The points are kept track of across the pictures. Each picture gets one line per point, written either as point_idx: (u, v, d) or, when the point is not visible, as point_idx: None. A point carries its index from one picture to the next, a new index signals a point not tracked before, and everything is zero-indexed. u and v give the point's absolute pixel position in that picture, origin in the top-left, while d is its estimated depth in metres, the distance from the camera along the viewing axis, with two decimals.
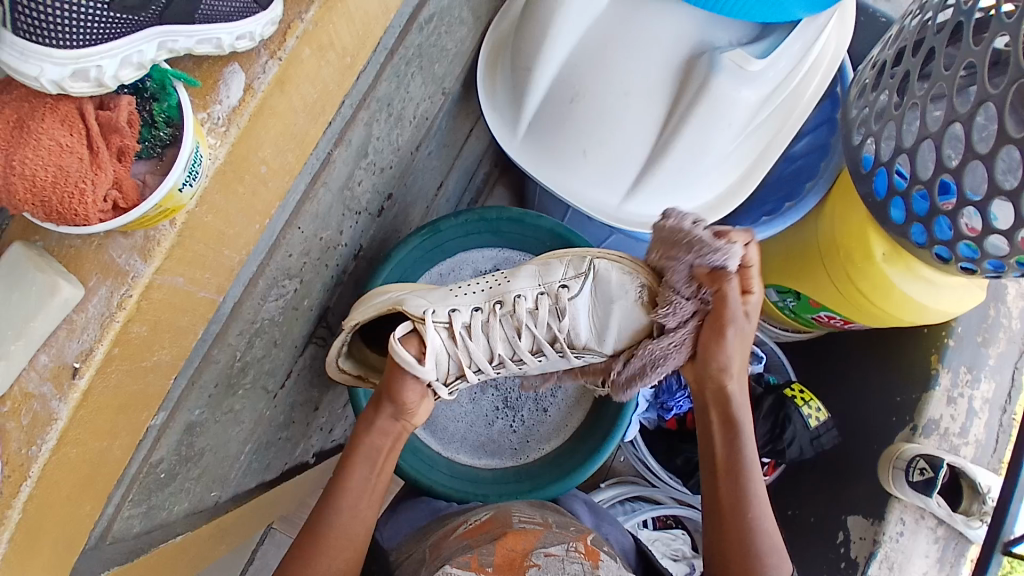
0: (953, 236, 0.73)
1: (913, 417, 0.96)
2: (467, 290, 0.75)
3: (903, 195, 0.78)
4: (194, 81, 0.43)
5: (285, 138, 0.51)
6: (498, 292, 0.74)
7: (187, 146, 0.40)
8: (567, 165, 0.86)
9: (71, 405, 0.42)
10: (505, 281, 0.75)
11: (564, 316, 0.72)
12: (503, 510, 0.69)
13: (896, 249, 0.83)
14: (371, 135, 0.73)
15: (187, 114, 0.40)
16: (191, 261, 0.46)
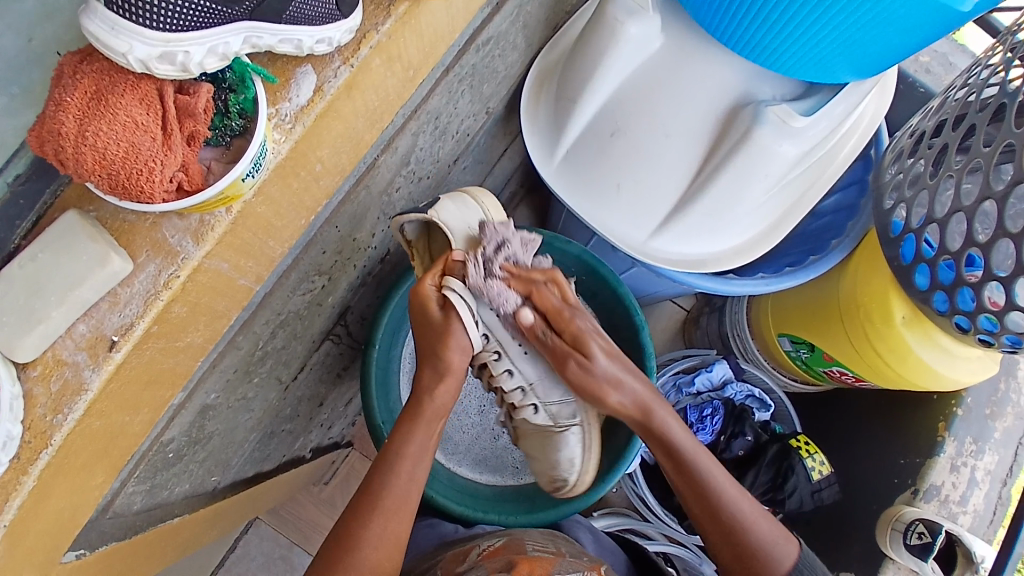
0: (975, 308, 0.74)
1: (914, 480, 0.95)
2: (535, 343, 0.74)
3: (929, 263, 0.79)
4: (272, 79, 0.45)
5: (344, 140, 0.52)
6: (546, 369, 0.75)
7: (257, 139, 0.42)
8: (600, 196, 0.87)
9: (104, 376, 0.43)
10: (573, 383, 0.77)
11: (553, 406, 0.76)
12: (515, 538, 0.68)
13: (916, 313, 0.85)
14: (415, 145, 0.75)
15: (262, 105, 0.42)
16: (238, 248, 0.47)
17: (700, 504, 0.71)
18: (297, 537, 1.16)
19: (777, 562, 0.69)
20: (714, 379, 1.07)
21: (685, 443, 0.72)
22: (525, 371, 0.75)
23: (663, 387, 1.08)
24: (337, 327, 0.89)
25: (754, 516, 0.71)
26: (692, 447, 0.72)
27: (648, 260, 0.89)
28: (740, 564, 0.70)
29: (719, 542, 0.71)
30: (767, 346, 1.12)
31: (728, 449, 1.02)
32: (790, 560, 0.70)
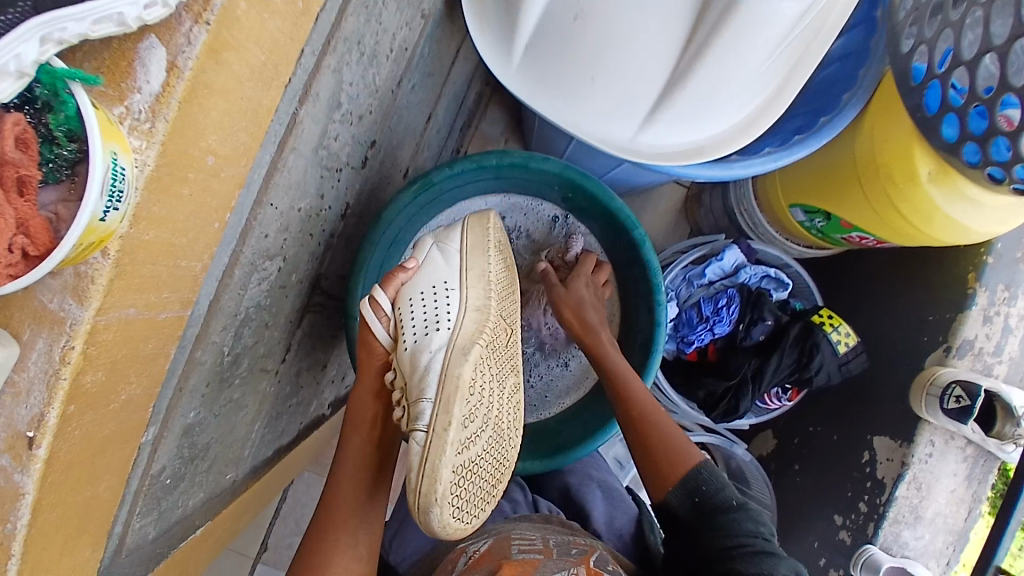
0: (1011, 157, 0.65)
1: (946, 338, 0.92)
2: (413, 327, 0.68)
3: (958, 113, 0.69)
4: (95, 79, 0.34)
5: (231, 117, 0.42)
6: (417, 348, 0.66)
7: (97, 166, 0.32)
8: (575, 94, 0.76)
9: (38, 476, 0.37)
10: (450, 371, 0.63)
11: (420, 388, 0.64)
12: (503, 536, 0.67)
13: (943, 166, 0.76)
14: (340, 83, 0.63)
15: (89, 124, 0.32)
16: (141, 286, 0.39)
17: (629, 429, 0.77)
18: None
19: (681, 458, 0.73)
20: (726, 267, 1.01)
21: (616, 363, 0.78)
22: (403, 367, 0.67)
23: (672, 283, 1.03)
24: (315, 297, 0.82)
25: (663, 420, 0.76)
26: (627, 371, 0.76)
27: (639, 158, 0.78)
28: (653, 466, 0.74)
29: (644, 459, 0.75)
30: (778, 218, 1.06)
31: (748, 337, 0.97)
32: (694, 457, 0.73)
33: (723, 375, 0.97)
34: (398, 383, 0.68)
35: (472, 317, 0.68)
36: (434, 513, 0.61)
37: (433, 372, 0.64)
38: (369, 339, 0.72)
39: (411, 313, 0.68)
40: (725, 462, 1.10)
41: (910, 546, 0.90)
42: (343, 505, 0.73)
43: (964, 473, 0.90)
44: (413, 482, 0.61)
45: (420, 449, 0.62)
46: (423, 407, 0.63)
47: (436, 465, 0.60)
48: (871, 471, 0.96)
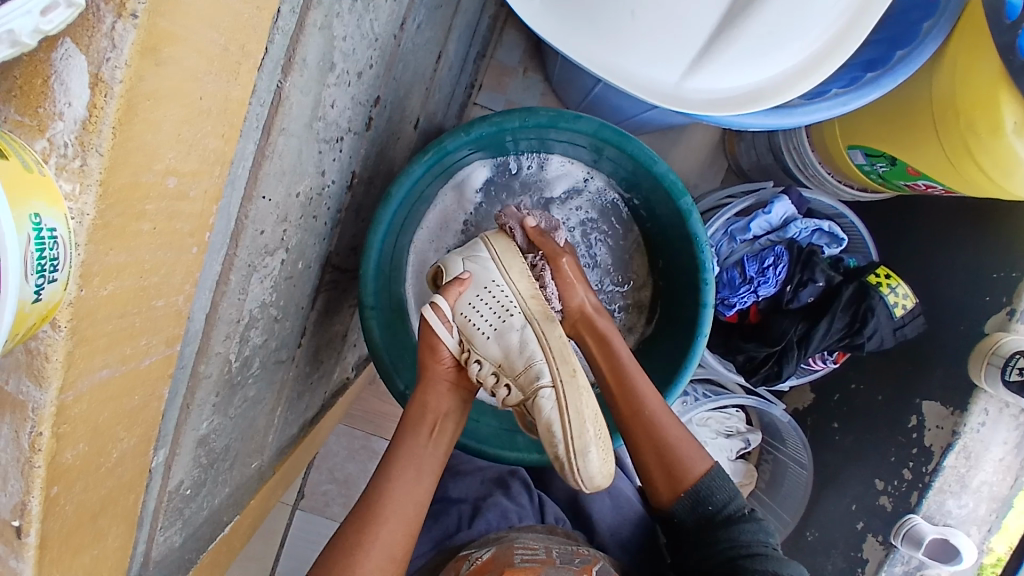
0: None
1: (1012, 299, 0.86)
2: (482, 320, 0.68)
3: None
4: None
5: (193, 126, 0.33)
6: (503, 327, 0.68)
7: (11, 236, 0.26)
8: (610, 32, 0.63)
9: (35, 559, 0.33)
10: (545, 328, 0.68)
11: (528, 356, 0.67)
12: (505, 544, 0.65)
13: None
14: (332, 40, 0.51)
15: None
16: (111, 343, 0.33)
17: (633, 432, 0.70)
18: (372, 429, 1.15)
19: (690, 462, 0.69)
20: (774, 221, 0.91)
21: (624, 362, 0.71)
22: (492, 355, 0.68)
23: (713, 238, 0.94)
24: (327, 275, 0.76)
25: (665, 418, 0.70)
26: (631, 367, 0.70)
27: (686, 109, 0.65)
28: (670, 484, 0.69)
29: (661, 479, 0.70)
30: (835, 160, 0.93)
31: (795, 299, 0.88)
32: (704, 461, 0.69)
33: (766, 341, 0.90)
34: (491, 374, 0.68)
35: (533, 305, 0.70)
36: (591, 460, 0.65)
37: (531, 342, 0.68)
38: (428, 337, 0.69)
39: (479, 317, 0.68)
40: (760, 418, 1.07)
41: (954, 514, 0.89)
42: (394, 501, 0.64)
43: (1015, 441, 0.86)
44: (562, 438, 0.65)
45: (560, 404, 0.65)
46: (540, 368, 0.67)
47: (580, 406, 0.65)
48: (917, 436, 0.92)
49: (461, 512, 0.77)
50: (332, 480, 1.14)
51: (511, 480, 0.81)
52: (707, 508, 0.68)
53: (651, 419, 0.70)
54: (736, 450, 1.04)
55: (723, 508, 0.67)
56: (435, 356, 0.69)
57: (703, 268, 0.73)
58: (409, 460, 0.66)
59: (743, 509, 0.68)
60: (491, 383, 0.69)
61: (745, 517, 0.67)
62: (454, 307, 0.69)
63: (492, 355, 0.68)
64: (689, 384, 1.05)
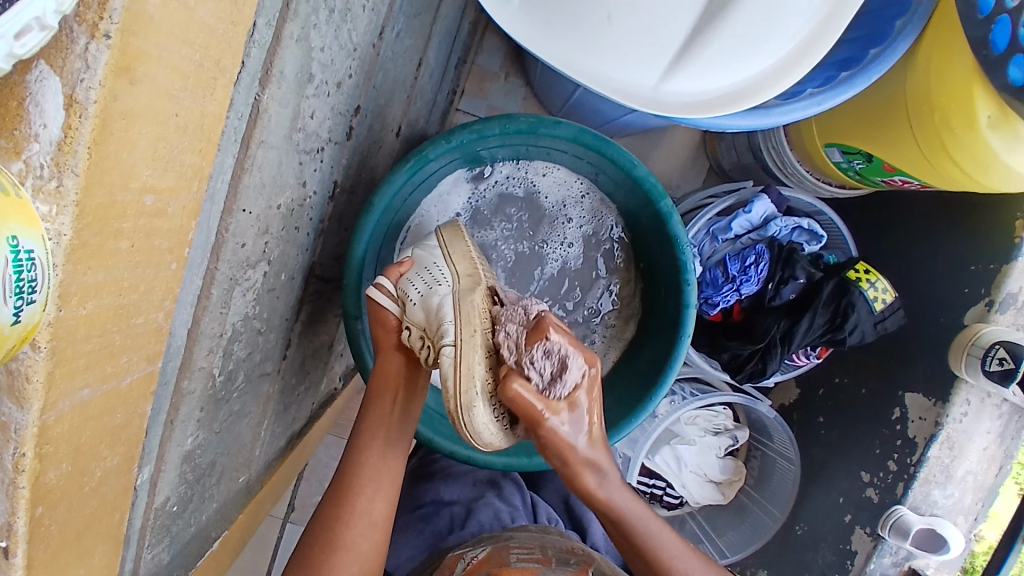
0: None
1: (990, 291, 0.88)
2: (417, 288, 0.64)
3: None
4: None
5: (168, 143, 0.33)
6: (428, 297, 0.62)
7: None
8: (588, 37, 0.64)
9: None
10: (462, 291, 0.61)
11: (440, 314, 0.60)
12: (499, 547, 0.65)
13: (1004, 108, 0.66)
14: (309, 52, 0.51)
15: None
16: (91, 363, 0.33)
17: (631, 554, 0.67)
18: None
19: None
20: (754, 220, 0.93)
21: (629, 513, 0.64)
22: (417, 318, 0.63)
23: (695, 238, 0.95)
24: (311, 285, 0.75)
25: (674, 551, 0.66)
26: (632, 513, 0.64)
27: (665, 112, 0.66)
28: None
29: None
30: (812, 158, 0.94)
31: (778, 296, 0.90)
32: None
33: (750, 338, 0.92)
34: (416, 338, 0.63)
35: (466, 280, 0.64)
36: (475, 410, 0.56)
37: (447, 301, 0.61)
38: (377, 312, 0.68)
39: (413, 287, 0.65)
40: (747, 414, 1.08)
41: (940, 504, 0.90)
42: (366, 471, 0.67)
43: (998, 431, 0.88)
44: (451, 383, 0.56)
45: (453, 358, 0.57)
46: (445, 328, 0.58)
47: (472, 363, 0.56)
48: (901, 429, 0.94)
49: (453, 515, 0.78)
50: (323, 491, 1.14)
51: (505, 482, 0.82)
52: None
53: (653, 550, 0.65)
54: (724, 448, 1.05)
55: None
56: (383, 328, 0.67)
57: (685, 268, 0.74)
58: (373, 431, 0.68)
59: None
60: (419, 344, 0.63)
61: None
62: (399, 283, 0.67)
63: (417, 312, 0.63)
64: (675, 383, 1.05)
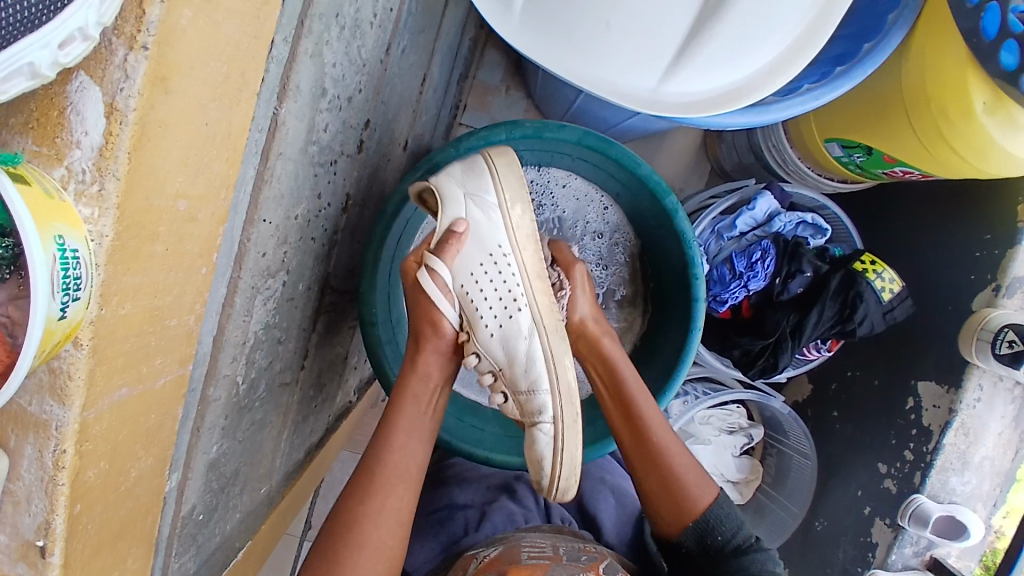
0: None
1: (996, 276, 0.88)
2: (483, 298, 0.64)
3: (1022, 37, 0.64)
4: (14, 155, 0.29)
5: (197, 152, 0.35)
6: (509, 334, 0.64)
7: (32, 259, 0.27)
8: (585, 45, 0.66)
9: None
10: (552, 349, 0.65)
11: (530, 361, 0.65)
12: (511, 543, 0.66)
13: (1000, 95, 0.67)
14: (322, 67, 0.53)
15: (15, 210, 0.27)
16: (127, 363, 0.34)
17: (637, 458, 0.72)
18: None
19: (693, 497, 0.70)
20: (758, 217, 0.94)
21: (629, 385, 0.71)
22: (496, 356, 0.66)
23: (700, 237, 0.97)
24: (327, 297, 0.77)
25: (670, 449, 0.71)
26: (635, 390, 0.70)
27: (664, 113, 0.68)
28: (675, 518, 0.70)
29: (670, 522, 0.71)
30: (812, 154, 0.96)
31: (785, 291, 0.91)
32: (710, 492, 0.71)
33: (760, 333, 0.92)
34: (487, 364, 0.67)
35: (543, 297, 0.65)
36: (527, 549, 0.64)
37: (538, 360, 0.65)
38: (425, 306, 0.65)
39: (483, 300, 0.64)
40: (760, 412, 1.09)
41: (959, 491, 0.90)
42: (392, 471, 0.65)
43: (1013, 415, 0.88)
44: (547, 474, 0.67)
45: (550, 463, 0.67)
46: (542, 401, 0.66)
47: (574, 453, 0.67)
48: (916, 418, 0.93)
49: (468, 517, 0.77)
50: None
51: (518, 483, 0.83)
52: (716, 538, 0.69)
53: (660, 452, 0.70)
54: (739, 446, 1.07)
55: (733, 539, 0.68)
56: (427, 321, 0.65)
57: (692, 264, 0.76)
58: (410, 431, 0.67)
59: (751, 538, 0.69)
60: (496, 371, 0.67)
61: (755, 548, 0.68)
62: (454, 272, 0.64)
63: (495, 330, 0.64)
64: (688, 383, 1.06)
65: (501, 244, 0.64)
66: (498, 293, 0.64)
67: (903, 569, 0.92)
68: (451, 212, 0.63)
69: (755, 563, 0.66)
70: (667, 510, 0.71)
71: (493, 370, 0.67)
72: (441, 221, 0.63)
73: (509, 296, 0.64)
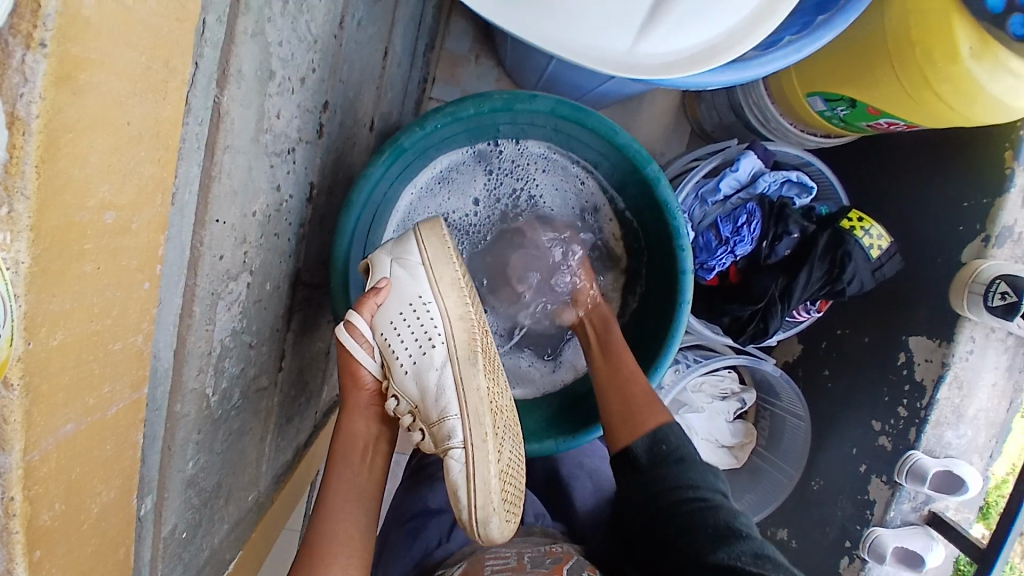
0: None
1: (986, 226, 0.87)
2: (398, 339, 0.62)
3: None
4: None
5: (124, 154, 0.31)
6: (421, 369, 0.62)
7: None
8: (554, 5, 0.61)
9: None
10: (462, 376, 0.63)
11: (441, 390, 0.62)
12: (476, 560, 0.64)
13: (986, 39, 0.65)
14: (267, 47, 0.49)
15: None
16: (68, 397, 0.31)
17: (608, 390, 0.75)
18: None
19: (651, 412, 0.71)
20: (742, 178, 0.92)
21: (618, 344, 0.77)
22: (409, 393, 0.63)
23: (684, 204, 0.94)
24: (299, 292, 0.73)
25: (636, 377, 0.74)
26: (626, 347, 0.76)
27: (640, 76, 0.63)
28: (629, 431, 0.71)
29: (627, 440, 0.71)
30: (794, 110, 0.92)
31: (773, 253, 0.89)
32: (666, 415, 0.72)
33: (749, 299, 0.90)
34: (403, 407, 0.64)
35: (459, 331, 0.64)
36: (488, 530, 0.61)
37: (449, 390, 0.62)
38: (348, 364, 0.65)
39: (399, 341, 0.62)
40: (752, 376, 1.08)
41: (954, 445, 0.91)
42: (335, 537, 0.63)
43: (1006, 364, 0.89)
44: (466, 505, 0.61)
45: (466, 489, 0.61)
46: (452, 426, 0.62)
47: (487, 478, 0.61)
48: (908, 373, 0.93)
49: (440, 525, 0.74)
50: None
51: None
52: (664, 448, 0.70)
53: (625, 377, 0.74)
54: (732, 411, 1.06)
55: (682, 461, 0.69)
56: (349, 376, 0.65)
57: (677, 233, 0.72)
58: (347, 494, 0.65)
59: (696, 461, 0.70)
60: (409, 412, 0.64)
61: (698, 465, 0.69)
62: (374, 325, 0.63)
63: (404, 365, 0.63)
64: (679, 352, 1.05)
65: (423, 288, 0.64)
66: (415, 331, 0.62)
67: (902, 524, 0.94)
68: (377, 274, 0.64)
69: (684, 477, 0.68)
70: (630, 426, 0.71)
71: (404, 410, 0.64)
72: (377, 271, 0.64)
73: (421, 337, 0.63)
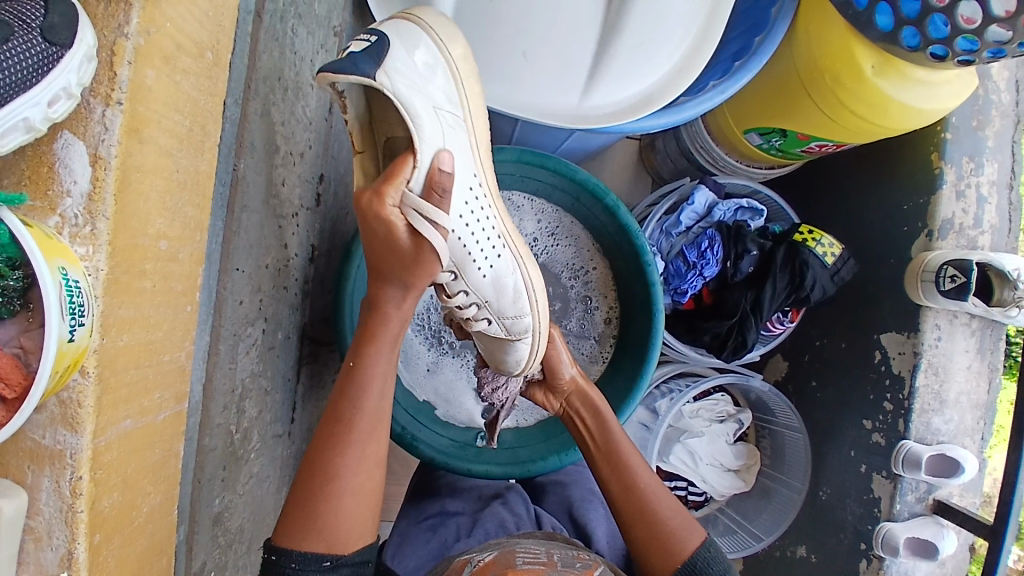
0: (950, 32, 0.70)
1: (926, 222, 0.96)
2: (477, 229, 0.64)
3: None
4: (18, 197, 0.32)
5: (174, 193, 0.39)
6: (498, 277, 0.67)
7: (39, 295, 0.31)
8: (508, 76, 0.73)
9: None
10: (531, 277, 0.69)
11: (516, 291, 0.68)
12: (505, 549, 0.64)
13: (886, 57, 0.77)
14: (273, 126, 0.59)
15: (27, 246, 0.30)
16: (129, 397, 0.37)
17: (626, 503, 0.73)
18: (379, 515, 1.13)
19: (684, 537, 0.70)
20: (699, 209, 1.01)
21: (617, 440, 0.76)
22: (483, 289, 0.67)
23: (652, 238, 1.02)
24: (306, 347, 0.79)
25: (654, 492, 0.73)
26: (621, 442, 0.76)
27: (591, 124, 0.74)
28: (665, 562, 0.69)
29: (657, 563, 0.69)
30: (734, 146, 1.04)
31: (737, 271, 0.97)
32: (699, 536, 0.70)
33: (724, 315, 0.97)
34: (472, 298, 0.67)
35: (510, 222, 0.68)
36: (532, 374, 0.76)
37: (524, 289, 0.69)
38: (398, 246, 0.58)
39: (472, 236, 0.63)
40: (746, 397, 1.12)
41: (943, 430, 0.95)
42: (374, 415, 0.64)
43: (975, 347, 0.94)
44: (526, 367, 0.74)
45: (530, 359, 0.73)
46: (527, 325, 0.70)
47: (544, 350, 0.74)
48: (886, 368, 0.98)
49: (458, 524, 0.78)
50: None
51: (508, 493, 0.84)
52: None
53: (642, 493, 0.73)
54: (732, 433, 1.09)
55: None
56: (392, 253, 0.58)
57: (642, 251, 0.82)
58: (387, 372, 0.65)
59: None
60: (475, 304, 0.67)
61: None
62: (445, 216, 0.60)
63: (483, 256, 0.65)
64: (668, 381, 1.09)
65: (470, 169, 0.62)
66: (475, 210, 0.63)
67: (910, 517, 0.94)
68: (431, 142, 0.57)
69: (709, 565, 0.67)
70: (663, 548, 0.69)
71: (478, 295, 0.67)
72: (423, 155, 0.56)
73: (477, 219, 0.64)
